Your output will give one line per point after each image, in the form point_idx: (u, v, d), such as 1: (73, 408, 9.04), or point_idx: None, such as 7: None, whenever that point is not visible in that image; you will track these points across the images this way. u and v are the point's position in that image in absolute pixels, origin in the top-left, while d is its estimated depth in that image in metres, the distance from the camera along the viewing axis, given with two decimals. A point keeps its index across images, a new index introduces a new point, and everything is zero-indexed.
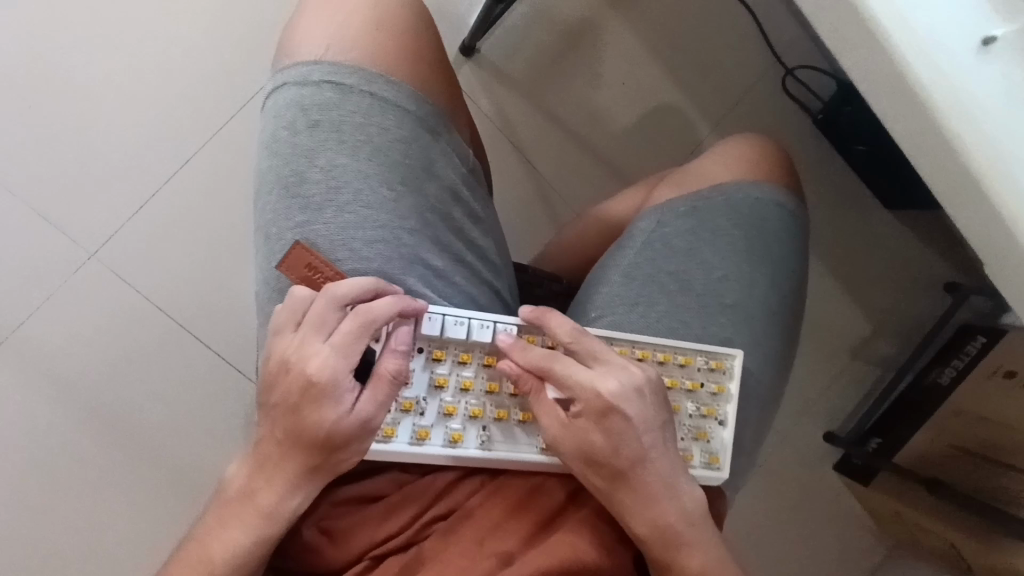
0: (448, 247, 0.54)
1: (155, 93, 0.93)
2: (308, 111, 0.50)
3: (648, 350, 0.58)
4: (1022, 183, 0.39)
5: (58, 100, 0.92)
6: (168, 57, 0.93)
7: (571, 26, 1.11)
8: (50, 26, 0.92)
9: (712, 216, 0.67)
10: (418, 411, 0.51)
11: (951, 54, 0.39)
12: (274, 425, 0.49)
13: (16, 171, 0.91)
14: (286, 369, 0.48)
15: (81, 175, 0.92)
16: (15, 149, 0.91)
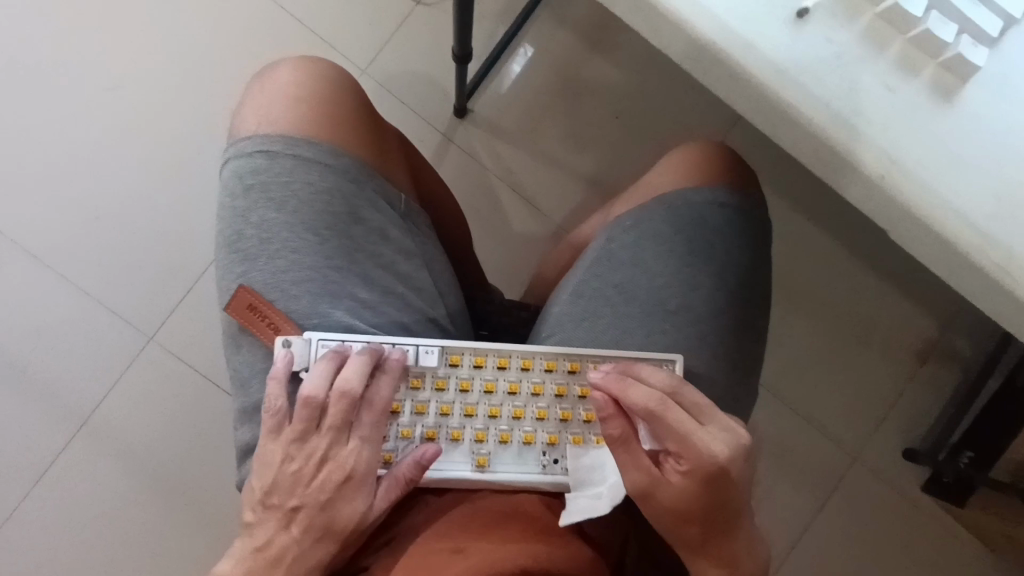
0: (376, 282, 0.59)
1: (161, 175, 1.00)
2: (244, 178, 0.58)
3: (581, 361, 0.56)
4: (861, 138, 0.42)
5: (95, 190, 0.99)
6: (184, 137, 1.00)
7: (558, 69, 1.14)
8: (82, 123, 1.00)
9: (655, 224, 0.67)
10: None
11: (768, 30, 0.41)
12: (278, 526, 0.50)
13: (63, 261, 0.98)
14: (309, 472, 0.50)
15: (123, 259, 0.99)
16: (60, 240, 0.99)
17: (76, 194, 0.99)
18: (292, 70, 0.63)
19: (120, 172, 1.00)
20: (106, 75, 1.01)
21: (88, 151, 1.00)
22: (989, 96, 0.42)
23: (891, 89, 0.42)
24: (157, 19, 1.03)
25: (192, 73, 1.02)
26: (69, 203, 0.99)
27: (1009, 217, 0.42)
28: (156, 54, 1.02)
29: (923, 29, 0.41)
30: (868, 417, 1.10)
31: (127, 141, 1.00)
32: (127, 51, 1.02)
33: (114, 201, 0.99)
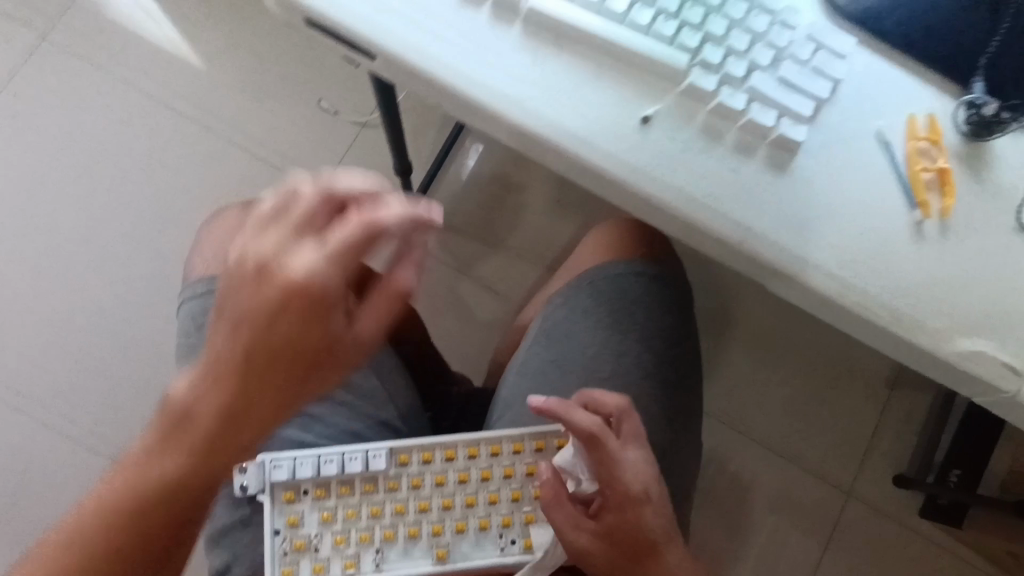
0: (326, 394, 0.64)
1: (130, 315, 1.04)
2: (196, 318, 0.63)
3: (522, 441, 0.60)
4: (714, 214, 0.48)
5: (73, 336, 1.04)
6: (154, 275, 1.06)
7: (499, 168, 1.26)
8: (57, 274, 1.06)
9: (582, 300, 0.73)
10: (313, 548, 0.56)
11: (617, 137, 0.48)
12: (227, 299, 0.38)
13: (46, 409, 1.01)
14: (259, 279, 0.37)
15: (103, 398, 1.02)
16: (41, 390, 1.02)
17: (50, 344, 1.03)
18: (235, 214, 0.70)
19: (95, 315, 1.04)
20: (74, 229, 1.07)
21: (65, 300, 1.05)
22: (817, 162, 0.49)
23: (734, 169, 0.48)
24: (118, 172, 1.09)
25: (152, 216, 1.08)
26: (42, 354, 1.03)
27: (857, 261, 0.48)
28: (118, 204, 1.08)
29: (747, 118, 0.48)
30: (853, 450, 1.17)
31: (102, 285, 1.05)
32: (91, 205, 1.08)
33: (90, 345, 1.03)
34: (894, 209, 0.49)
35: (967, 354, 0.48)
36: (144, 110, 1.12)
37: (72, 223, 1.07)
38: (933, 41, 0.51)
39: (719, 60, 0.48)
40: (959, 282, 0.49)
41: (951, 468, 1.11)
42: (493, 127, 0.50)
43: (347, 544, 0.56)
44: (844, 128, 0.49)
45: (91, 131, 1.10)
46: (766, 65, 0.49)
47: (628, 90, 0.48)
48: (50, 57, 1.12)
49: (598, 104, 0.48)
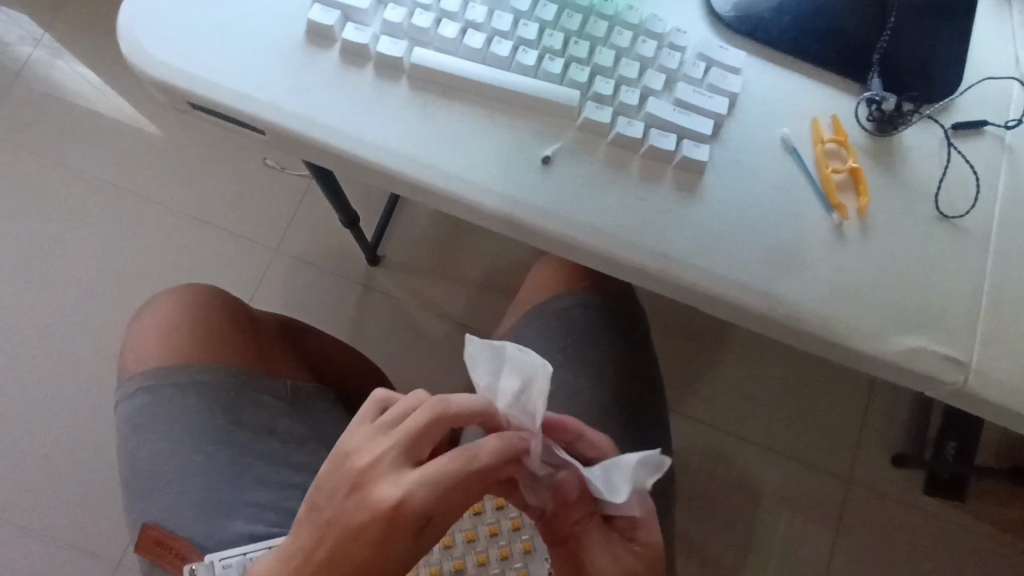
0: (273, 480, 0.60)
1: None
2: (130, 417, 0.61)
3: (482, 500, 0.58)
4: (628, 245, 0.47)
5: (55, 437, 1.08)
6: None
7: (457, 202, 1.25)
8: (39, 376, 1.10)
9: (532, 339, 0.71)
10: None
11: (518, 181, 0.47)
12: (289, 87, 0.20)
13: (38, 516, 1.05)
14: None
15: (94, 494, 1.06)
16: (32, 495, 1.06)
17: (39, 449, 1.07)
18: (164, 300, 0.69)
19: (73, 416, 1.09)
20: (56, 332, 1.12)
21: (48, 401, 1.09)
22: (726, 178, 0.48)
23: (642, 198, 0.47)
24: (88, 271, 1.15)
25: (124, 308, 1.14)
26: (32, 464, 1.07)
27: (780, 272, 0.47)
28: (92, 302, 1.14)
29: (648, 145, 0.47)
30: (844, 441, 1.15)
31: (90, 379, 1.11)
32: (66, 306, 1.13)
33: (70, 441, 1.08)
34: (810, 216, 0.48)
35: (909, 352, 0.46)
36: (109, 200, 1.19)
37: (51, 324, 1.13)
38: (826, 41, 0.51)
39: (611, 92, 0.48)
40: (891, 280, 0.47)
41: (947, 440, 1.10)
42: (399, 190, 0.48)
43: None
44: (746, 144, 0.49)
45: (59, 235, 1.16)
46: (659, 89, 0.48)
47: (522, 136, 0.48)
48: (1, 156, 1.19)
49: (497, 153, 0.47)
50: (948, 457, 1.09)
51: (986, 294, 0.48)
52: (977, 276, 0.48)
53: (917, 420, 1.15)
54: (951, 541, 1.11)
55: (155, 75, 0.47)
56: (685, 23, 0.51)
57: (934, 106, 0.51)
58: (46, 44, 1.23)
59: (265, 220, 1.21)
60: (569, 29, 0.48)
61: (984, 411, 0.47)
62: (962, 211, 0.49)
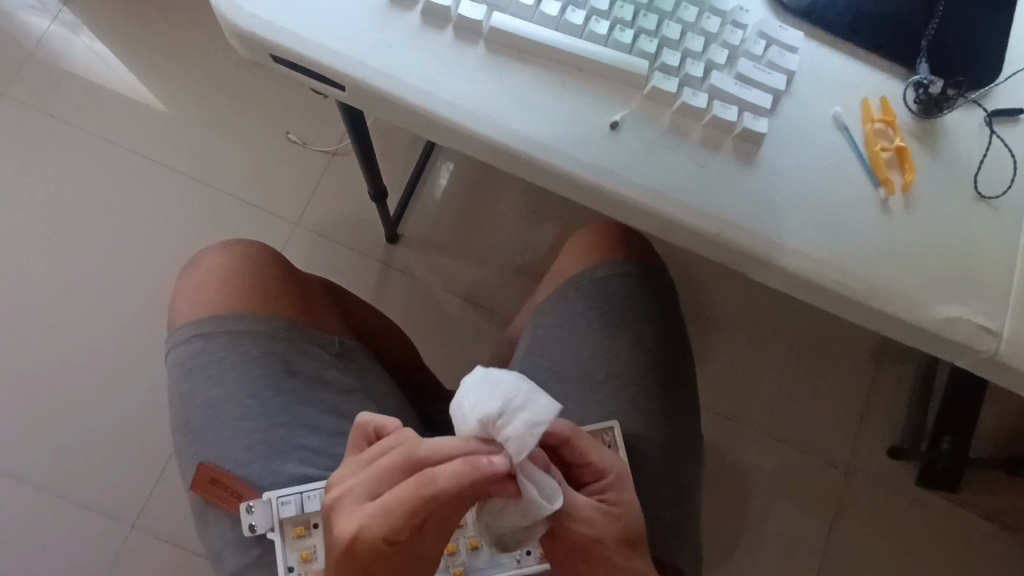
0: (323, 427, 0.63)
1: (137, 371, 1.10)
2: (185, 363, 0.64)
3: None
4: (688, 209, 0.49)
5: (72, 397, 1.08)
6: (144, 334, 1.11)
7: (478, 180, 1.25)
8: (56, 336, 1.10)
9: (568, 305, 0.74)
10: (314, 560, 0.56)
11: (588, 143, 0.49)
12: None
13: (51, 475, 1.06)
14: None
15: (108, 455, 1.07)
16: (47, 454, 1.06)
17: (57, 409, 1.08)
18: (216, 254, 0.71)
19: (89, 378, 1.09)
20: (75, 293, 1.12)
21: (65, 362, 1.10)
22: (781, 151, 0.51)
23: (702, 165, 0.50)
24: (109, 234, 1.15)
25: (143, 272, 1.14)
26: (50, 423, 1.07)
27: (829, 240, 0.50)
28: (110, 265, 1.14)
29: (711, 115, 0.50)
30: (846, 428, 1.19)
31: (108, 341, 1.11)
32: (86, 268, 1.13)
33: (86, 402, 1.08)
34: (860, 190, 0.51)
35: (948, 319, 0.49)
36: (129, 165, 1.19)
37: (71, 286, 1.13)
38: (877, 26, 0.54)
39: (677, 63, 0.50)
40: (932, 252, 0.51)
41: (944, 434, 1.13)
42: (470, 148, 0.51)
43: (316, 558, 0.56)
44: (800, 119, 0.52)
45: (82, 197, 1.16)
46: (722, 63, 0.51)
47: (592, 101, 0.50)
48: (21, 120, 1.18)
49: (568, 116, 0.50)
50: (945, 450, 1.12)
51: (1018, 270, 0.51)
52: (1009, 250, 0.51)
53: (916, 410, 1.18)
54: (943, 526, 1.16)
55: (242, 25, 0.49)
56: (746, 3, 0.54)
57: (980, 91, 0.53)
58: (63, 20, 1.22)
59: (289, 193, 1.21)
60: (639, 2, 0.51)
61: (1002, 377, 0.50)
62: (998, 191, 0.52)
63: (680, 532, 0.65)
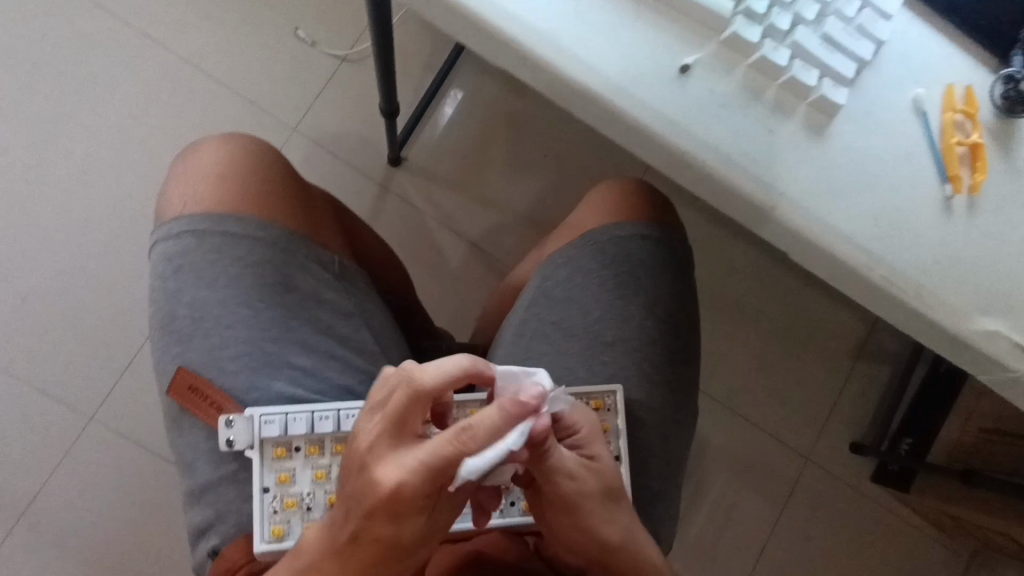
0: (316, 347, 0.60)
1: (109, 261, 1.04)
2: (172, 259, 0.59)
3: None
4: (746, 177, 0.46)
5: (38, 278, 1.03)
6: (119, 224, 1.05)
7: (494, 116, 1.18)
8: (26, 211, 1.04)
9: (583, 260, 0.70)
10: (292, 482, 0.54)
11: (651, 84, 0.45)
12: None
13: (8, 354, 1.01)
14: None
15: (70, 343, 1.02)
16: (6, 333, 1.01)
17: (23, 288, 1.02)
18: (215, 147, 0.65)
19: (59, 260, 1.03)
20: (52, 170, 1.05)
21: (34, 240, 1.03)
22: (854, 128, 0.47)
23: (770, 130, 0.46)
24: (91, 112, 1.07)
25: (126, 156, 1.06)
26: (13, 302, 1.02)
27: (886, 233, 0.47)
28: (92, 144, 1.06)
29: (789, 77, 0.45)
30: (815, 418, 1.20)
31: (81, 225, 1.04)
32: (64, 145, 1.06)
33: (54, 285, 1.03)
34: (924, 184, 0.48)
35: (985, 334, 0.47)
36: (121, 37, 1.09)
37: (48, 162, 1.05)
38: (977, 9, 0.49)
39: (765, 10, 0.45)
40: (981, 259, 0.48)
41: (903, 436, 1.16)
42: (522, 70, 0.46)
43: (293, 481, 0.54)
44: (879, 96, 0.48)
45: (67, 66, 1.07)
46: (812, 19, 0.46)
47: (664, 38, 0.45)
48: None
49: (636, 51, 0.45)
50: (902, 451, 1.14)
51: None
52: None
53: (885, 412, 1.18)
54: (892, 523, 1.20)
55: None
56: None
57: None
58: None
59: (292, 96, 1.12)
60: None
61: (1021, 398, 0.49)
62: None
63: (663, 502, 0.65)
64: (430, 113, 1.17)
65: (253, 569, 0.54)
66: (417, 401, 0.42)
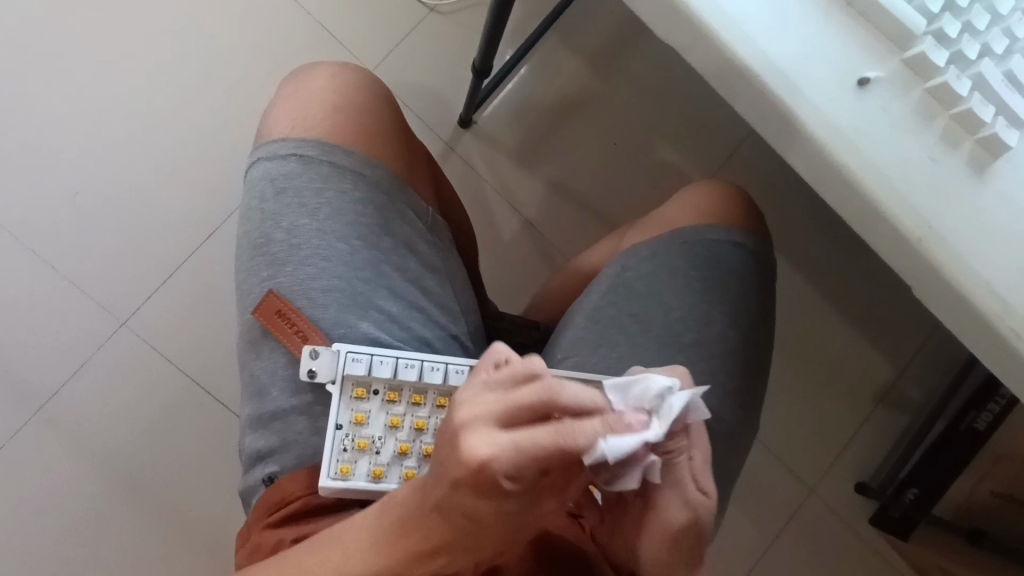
0: (403, 295, 0.59)
1: (168, 170, 1.03)
2: (275, 181, 0.58)
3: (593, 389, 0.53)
4: (903, 202, 0.44)
5: (95, 176, 1.02)
6: (183, 136, 1.03)
7: (574, 89, 1.11)
8: (94, 106, 1.03)
9: (670, 257, 0.69)
10: (365, 423, 0.53)
11: (824, 93, 0.44)
12: None
13: (55, 245, 1.00)
14: None
15: (117, 245, 1.01)
16: (56, 225, 1.00)
17: (79, 181, 1.01)
18: (330, 75, 0.64)
19: (119, 162, 1.02)
20: (125, 68, 1.04)
21: (97, 137, 1.02)
22: (1019, 174, 0.45)
23: (933, 160, 0.45)
24: (174, 18, 1.05)
25: (203, 69, 1.05)
26: (67, 196, 1.01)
27: None
28: (170, 51, 1.05)
29: (966, 108, 0.44)
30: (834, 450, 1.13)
31: (146, 130, 1.03)
32: (143, 47, 1.04)
33: (110, 185, 1.02)
34: None
35: None
36: None
37: (122, 59, 1.04)
38: None
39: (955, 36, 0.44)
40: None
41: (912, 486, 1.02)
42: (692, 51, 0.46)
43: (364, 423, 0.53)
44: None
45: None
46: (1000, 54, 0.44)
47: (846, 50, 0.45)
48: None
49: (816, 56, 0.44)
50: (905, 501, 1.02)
51: None
52: None
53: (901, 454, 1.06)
54: None
55: None
56: None
57: None
58: None
59: (376, 36, 1.09)
60: None
61: None
62: None
63: None
64: (513, 76, 1.11)
65: (312, 501, 0.54)
66: (543, 412, 0.37)
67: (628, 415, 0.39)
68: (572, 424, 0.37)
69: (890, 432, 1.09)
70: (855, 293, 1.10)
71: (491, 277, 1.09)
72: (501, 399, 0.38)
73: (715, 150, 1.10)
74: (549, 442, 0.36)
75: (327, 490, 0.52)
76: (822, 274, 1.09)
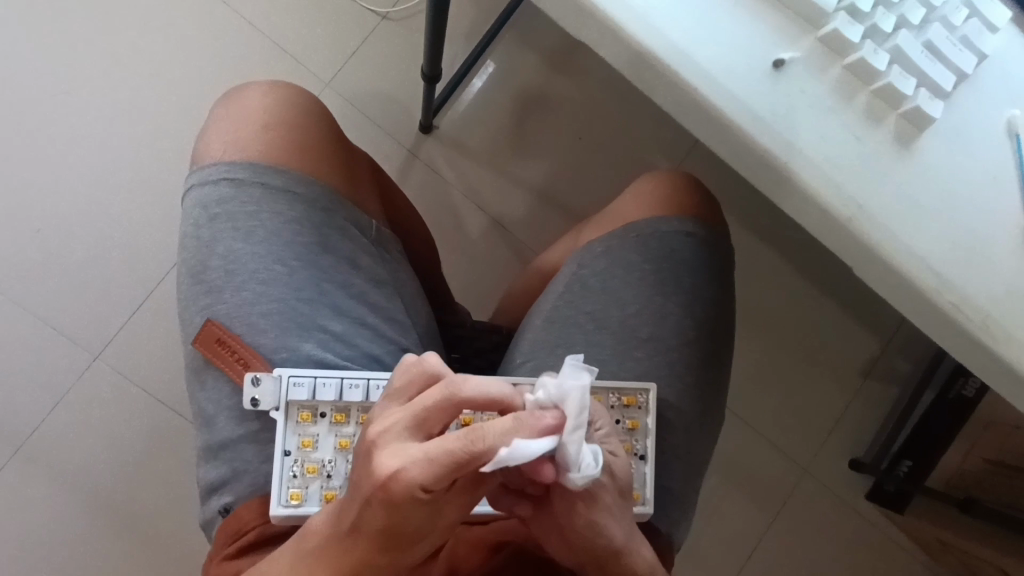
0: (349, 313, 0.58)
1: (127, 199, 1.02)
2: (208, 207, 0.57)
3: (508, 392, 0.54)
4: (830, 183, 0.43)
5: (53, 210, 1.01)
6: (140, 163, 1.02)
7: (529, 87, 1.10)
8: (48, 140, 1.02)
9: (624, 252, 0.68)
10: (314, 447, 0.52)
11: (740, 80, 0.43)
12: None
13: (18, 282, 0.99)
14: None
15: (81, 278, 1.00)
16: (18, 263, 0.99)
17: (38, 216, 1.00)
18: (260, 96, 0.63)
19: (76, 194, 1.01)
20: (76, 99, 1.02)
21: (52, 171, 1.01)
22: (943, 144, 0.44)
23: (857, 138, 0.44)
24: (122, 46, 1.04)
25: (154, 95, 1.04)
26: (27, 232, 1.00)
27: (961, 260, 0.43)
28: (120, 79, 1.03)
29: (886, 82, 0.43)
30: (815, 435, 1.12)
31: (101, 160, 1.02)
32: (94, 77, 1.03)
33: (68, 218, 1.01)
34: (1004, 210, 0.44)
35: None
36: None
37: (71, 90, 1.03)
38: None
39: (869, 8, 0.43)
40: None
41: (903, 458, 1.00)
42: (608, 46, 0.45)
43: (313, 446, 0.52)
44: (976, 112, 0.45)
45: None
46: (916, 24, 0.43)
47: (760, 32, 0.44)
48: None
49: (730, 41, 0.44)
50: (899, 475, 1.00)
51: None
52: None
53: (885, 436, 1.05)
54: None
55: None
56: None
57: None
58: None
59: (327, 48, 1.08)
60: None
61: None
62: None
63: (683, 504, 0.64)
64: (467, 78, 1.10)
65: (267, 531, 0.53)
66: (447, 411, 0.38)
67: (536, 414, 0.37)
68: (479, 426, 0.36)
69: (870, 411, 1.08)
70: (827, 273, 1.09)
71: (461, 283, 1.08)
72: (407, 408, 0.39)
73: (677, 138, 1.10)
74: (454, 448, 0.35)
75: (281, 518, 0.51)
76: (792, 256, 1.09)
